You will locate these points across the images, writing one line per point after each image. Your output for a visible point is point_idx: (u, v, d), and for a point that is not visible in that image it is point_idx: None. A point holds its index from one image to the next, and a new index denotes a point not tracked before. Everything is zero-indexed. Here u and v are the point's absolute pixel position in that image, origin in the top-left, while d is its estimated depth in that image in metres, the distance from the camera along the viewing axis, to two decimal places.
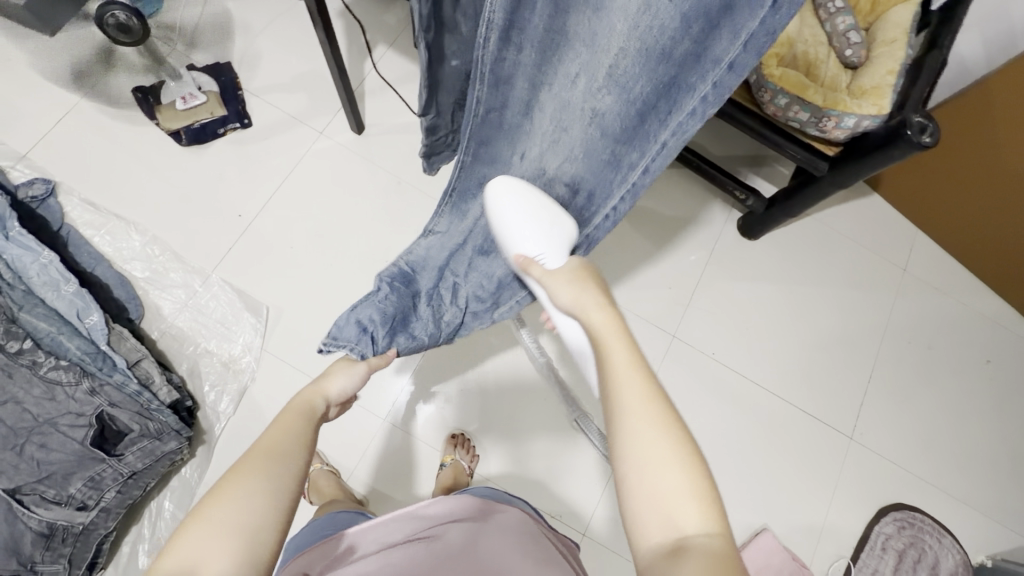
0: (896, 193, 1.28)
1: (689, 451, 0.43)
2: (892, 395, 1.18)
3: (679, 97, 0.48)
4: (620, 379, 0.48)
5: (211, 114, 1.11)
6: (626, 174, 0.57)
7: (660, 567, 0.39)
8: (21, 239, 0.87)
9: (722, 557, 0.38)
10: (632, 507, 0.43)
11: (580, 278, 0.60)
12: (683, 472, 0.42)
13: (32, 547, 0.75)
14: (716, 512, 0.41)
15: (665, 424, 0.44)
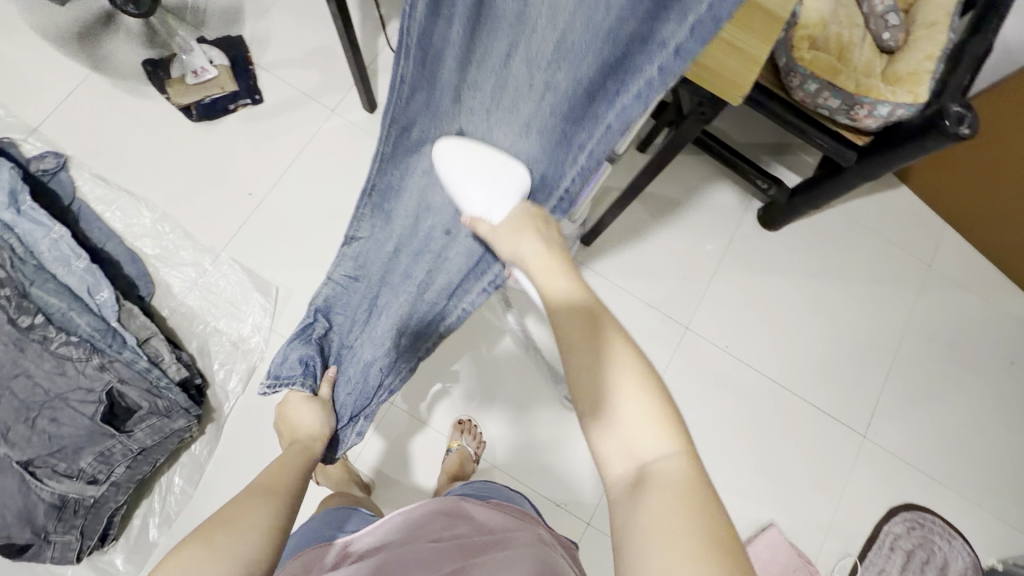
0: (927, 187, 1.23)
1: (644, 371, 0.41)
2: (909, 395, 1.15)
3: (621, 82, 0.43)
4: (569, 315, 0.46)
5: (222, 89, 1.09)
6: (577, 155, 0.50)
7: (628, 497, 0.37)
8: (32, 213, 0.88)
9: (683, 483, 0.36)
10: (599, 444, 0.40)
11: (521, 226, 0.54)
12: (639, 403, 0.40)
13: (46, 518, 0.77)
14: (677, 434, 0.39)
15: (619, 356, 0.42)
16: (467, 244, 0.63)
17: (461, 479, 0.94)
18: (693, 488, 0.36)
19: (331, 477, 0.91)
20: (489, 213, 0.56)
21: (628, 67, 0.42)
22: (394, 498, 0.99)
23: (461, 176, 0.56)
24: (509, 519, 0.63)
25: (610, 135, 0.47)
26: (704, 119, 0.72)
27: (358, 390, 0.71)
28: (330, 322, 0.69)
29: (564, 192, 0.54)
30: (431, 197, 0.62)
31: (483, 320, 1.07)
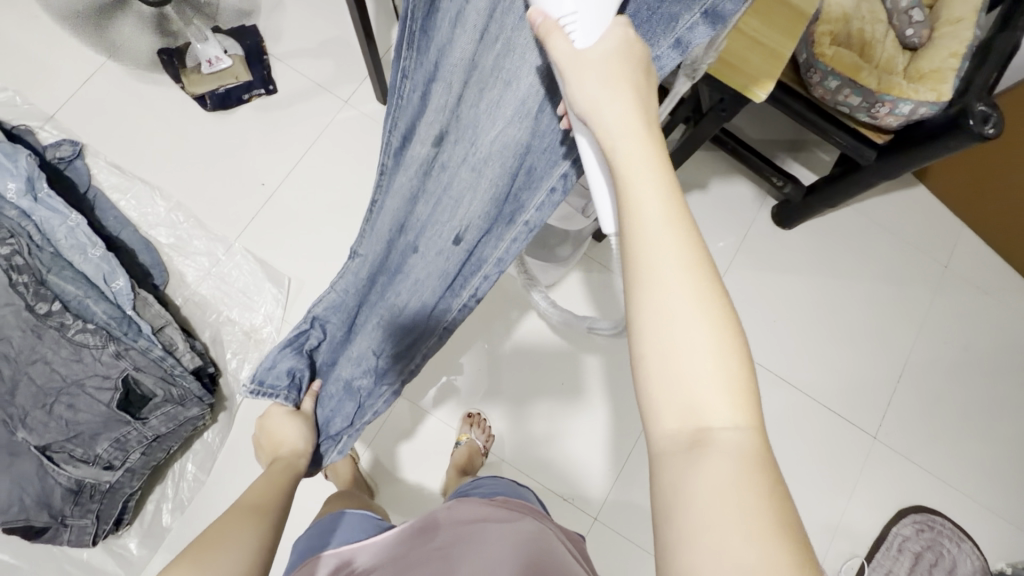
0: (944, 187, 1.21)
1: (720, 309, 0.31)
2: (921, 399, 1.14)
3: (663, 27, 0.38)
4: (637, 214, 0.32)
5: (236, 78, 1.09)
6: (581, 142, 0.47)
7: (677, 465, 0.29)
8: (49, 202, 0.90)
9: (753, 461, 0.28)
10: (649, 385, 0.31)
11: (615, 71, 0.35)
12: (711, 351, 0.30)
13: (63, 502, 0.79)
14: (749, 398, 0.30)
15: (695, 283, 0.31)
16: (441, 264, 0.61)
17: (470, 473, 0.95)
18: (763, 470, 0.28)
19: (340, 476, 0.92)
20: (573, 31, 0.36)
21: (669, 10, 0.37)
22: (404, 490, 1.00)
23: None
24: (506, 513, 0.63)
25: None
26: (723, 116, 0.71)
27: (339, 410, 0.70)
28: (316, 329, 0.68)
29: (524, 223, 0.54)
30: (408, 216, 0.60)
31: (494, 315, 1.08)
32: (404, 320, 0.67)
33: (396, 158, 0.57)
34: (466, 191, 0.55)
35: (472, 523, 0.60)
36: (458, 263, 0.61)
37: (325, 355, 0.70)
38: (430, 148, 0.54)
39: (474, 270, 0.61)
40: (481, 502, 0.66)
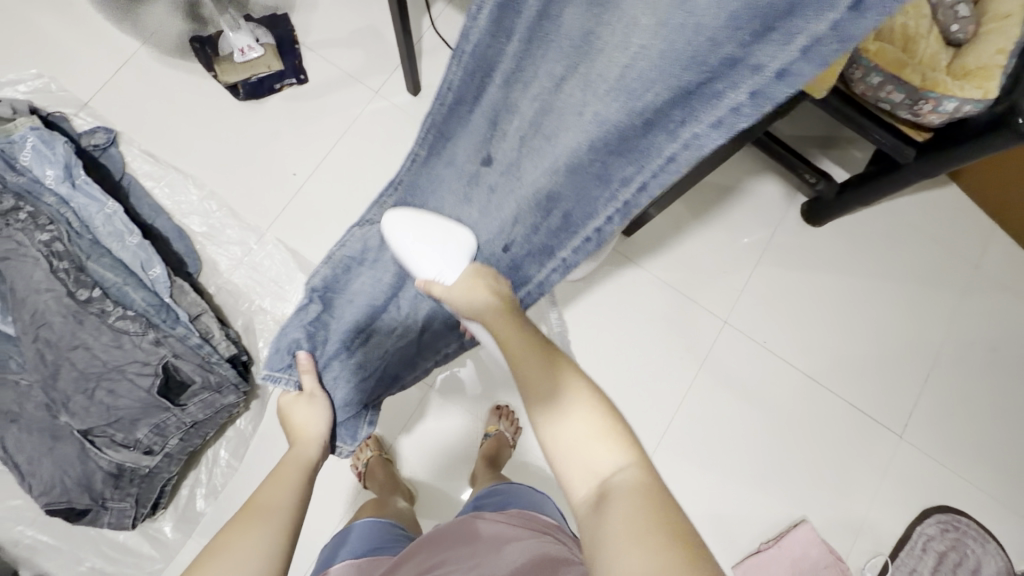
0: (977, 188, 1.20)
1: (591, 398, 0.49)
2: (949, 399, 1.14)
3: (707, 105, 0.40)
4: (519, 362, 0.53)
5: (269, 68, 1.08)
6: (617, 190, 0.49)
7: (592, 508, 0.43)
8: (87, 188, 0.91)
9: (636, 482, 0.42)
10: (563, 468, 0.47)
11: (476, 284, 0.60)
12: (592, 424, 0.47)
13: (103, 485, 0.80)
14: (623, 443, 0.46)
15: (568, 388, 0.50)
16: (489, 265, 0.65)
17: (499, 462, 0.96)
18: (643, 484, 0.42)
19: (377, 479, 0.94)
20: (442, 276, 0.61)
21: (716, 91, 0.39)
22: (433, 482, 1.01)
23: (416, 250, 0.62)
24: (516, 529, 0.64)
25: (674, 169, 0.45)
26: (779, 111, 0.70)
27: (359, 387, 0.69)
28: (323, 307, 0.67)
29: (563, 259, 0.59)
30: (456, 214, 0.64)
31: None
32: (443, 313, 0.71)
33: (446, 163, 0.61)
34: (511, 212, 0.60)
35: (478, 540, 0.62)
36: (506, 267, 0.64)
37: (340, 324, 0.68)
38: (476, 165, 0.60)
39: (518, 285, 0.64)
40: (498, 517, 0.68)
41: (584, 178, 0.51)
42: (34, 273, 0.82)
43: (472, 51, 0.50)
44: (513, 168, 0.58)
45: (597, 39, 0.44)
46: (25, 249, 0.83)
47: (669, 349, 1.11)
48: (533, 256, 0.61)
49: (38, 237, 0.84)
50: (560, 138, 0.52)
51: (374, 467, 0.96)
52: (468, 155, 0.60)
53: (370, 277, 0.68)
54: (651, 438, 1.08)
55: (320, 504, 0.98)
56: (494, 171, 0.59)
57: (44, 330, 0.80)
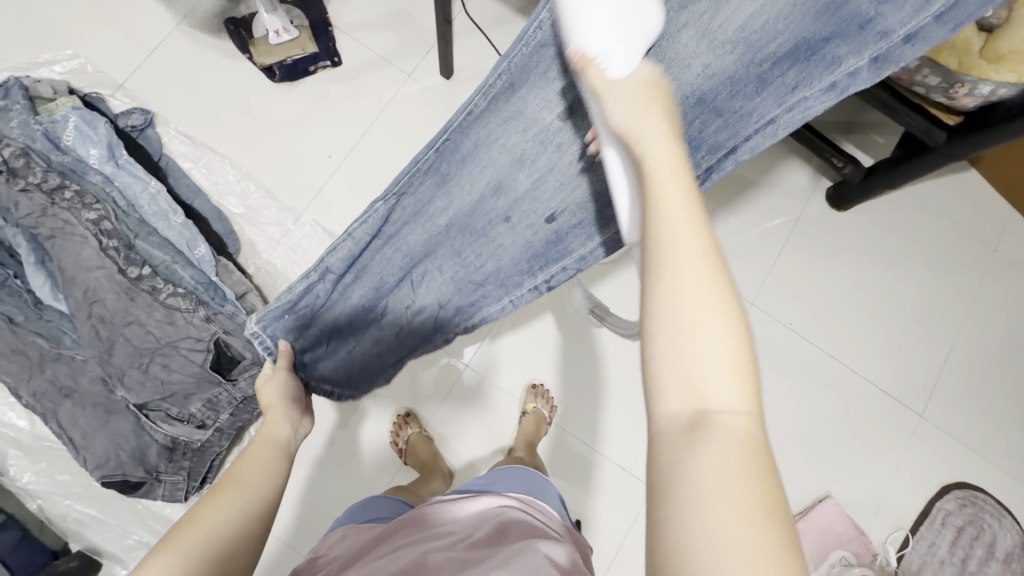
0: (998, 171, 1.22)
1: (731, 302, 0.32)
2: (966, 379, 1.17)
3: (822, 69, 0.50)
4: (663, 219, 0.33)
5: (303, 50, 1.09)
6: (703, 156, 0.56)
7: (674, 445, 0.30)
8: (131, 167, 0.92)
9: (751, 447, 0.29)
10: (659, 373, 0.32)
11: (648, 100, 0.39)
12: (721, 336, 0.31)
13: (158, 458, 0.83)
14: (753, 385, 0.31)
15: (706, 270, 0.32)
16: (528, 237, 0.63)
17: (535, 441, 0.98)
18: (760, 457, 0.29)
19: (420, 457, 0.97)
20: (607, 61, 0.40)
21: (835, 57, 0.49)
22: (472, 458, 1.03)
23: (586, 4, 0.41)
24: (468, 510, 0.63)
25: (770, 132, 0.54)
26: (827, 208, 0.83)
27: (371, 360, 0.73)
28: (333, 284, 0.63)
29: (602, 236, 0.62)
30: (507, 179, 0.59)
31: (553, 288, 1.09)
32: (466, 300, 0.69)
33: (510, 117, 0.55)
34: (570, 177, 0.59)
35: (427, 522, 0.60)
36: (543, 242, 0.64)
37: (333, 316, 0.67)
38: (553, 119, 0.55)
39: (556, 260, 0.65)
40: (497, 500, 0.64)
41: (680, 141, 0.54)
42: (83, 251, 0.83)
43: None
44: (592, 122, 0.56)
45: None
46: (72, 227, 0.84)
47: None
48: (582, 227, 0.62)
49: (85, 216, 0.84)
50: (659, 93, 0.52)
51: (415, 444, 0.98)
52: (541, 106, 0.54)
53: (393, 252, 0.63)
54: None
55: (361, 479, 1.00)
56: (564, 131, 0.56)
57: (97, 306, 0.81)
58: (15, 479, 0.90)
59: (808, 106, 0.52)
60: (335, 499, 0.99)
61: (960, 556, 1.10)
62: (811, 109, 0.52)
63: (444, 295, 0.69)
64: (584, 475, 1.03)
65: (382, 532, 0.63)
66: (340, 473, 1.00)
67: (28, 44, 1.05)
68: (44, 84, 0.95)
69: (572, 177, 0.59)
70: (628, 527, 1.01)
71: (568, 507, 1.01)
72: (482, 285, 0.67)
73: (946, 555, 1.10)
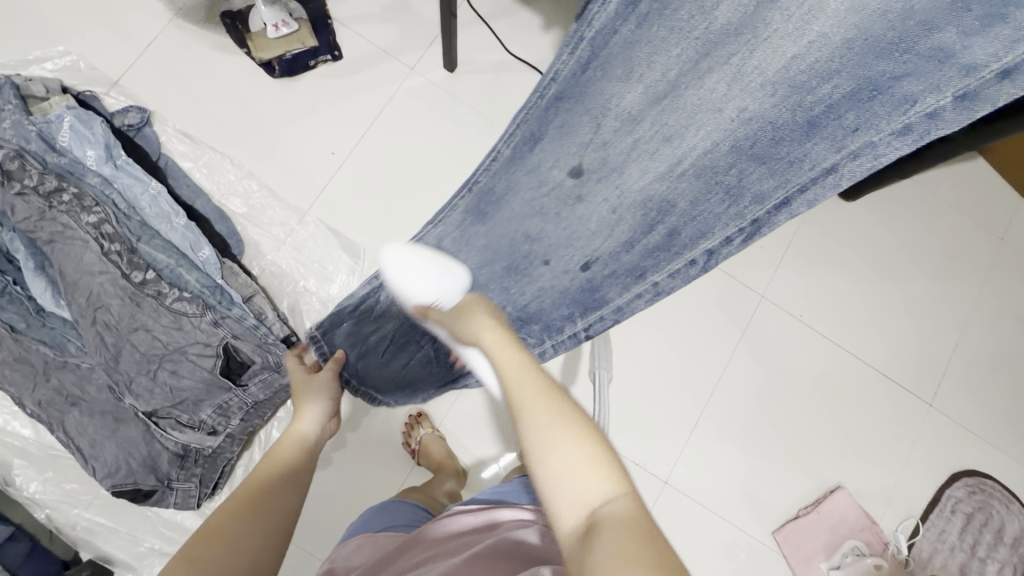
0: (1004, 160, 1.22)
1: (582, 425, 0.44)
2: (974, 367, 1.17)
3: (890, 110, 0.39)
4: (518, 381, 0.48)
5: (304, 44, 1.06)
6: (744, 207, 0.47)
7: (579, 547, 0.36)
8: (130, 169, 0.89)
9: (625, 518, 0.36)
10: (549, 493, 0.41)
11: (472, 309, 0.58)
12: (580, 445, 0.42)
13: (169, 466, 0.82)
14: (618, 474, 0.40)
15: (556, 409, 0.45)
16: (564, 283, 0.61)
17: None
18: (644, 525, 0.36)
19: (433, 457, 0.96)
20: (439, 301, 0.64)
21: (909, 96, 0.38)
22: (486, 456, 1.02)
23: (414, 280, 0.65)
24: (489, 524, 0.60)
25: (831, 179, 0.43)
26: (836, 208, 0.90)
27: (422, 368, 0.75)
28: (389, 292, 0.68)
29: (654, 285, 0.54)
30: (534, 225, 0.60)
31: None
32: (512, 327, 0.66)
33: (530, 170, 0.56)
34: (603, 224, 0.55)
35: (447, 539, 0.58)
36: (577, 284, 0.60)
37: (390, 318, 0.70)
38: (564, 177, 0.55)
39: (594, 308, 0.60)
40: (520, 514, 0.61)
41: (714, 192, 0.48)
42: (85, 256, 0.80)
43: (592, 38, 0.45)
44: (607, 176, 0.53)
45: (766, 25, 0.41)
46: (73, 232, 0.81)
47: (707, 324, 1.13)
48: (609, 280, 0.57)
49: (85, 219, 0.82)
50: (687, 137, 0.48)
51: (427, 444, 0.98)
52: (553, 161, 0.55)
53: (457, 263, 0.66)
54: (693, 411, 1.10)
55: (375, 480, 0.99)
56: (581, 185, 0.55)
57: (102, 313, 0.79)
58: (22, 489, 0.88)
59: (875, 154, 0.40)
60: (347, 502, 0.98)
61: (970, 543, 1.10)
62: (879, 159, 0.41)
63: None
64: None
65: (400, 543, 0.61)
66: (352, 476, 0.99)
67: (18, 41, 1.02)
68: (35, 82, 0.91)
69: (599, 230, 0.56)
70: None
71: None
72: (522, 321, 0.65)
73: (957, 542, 1.10)
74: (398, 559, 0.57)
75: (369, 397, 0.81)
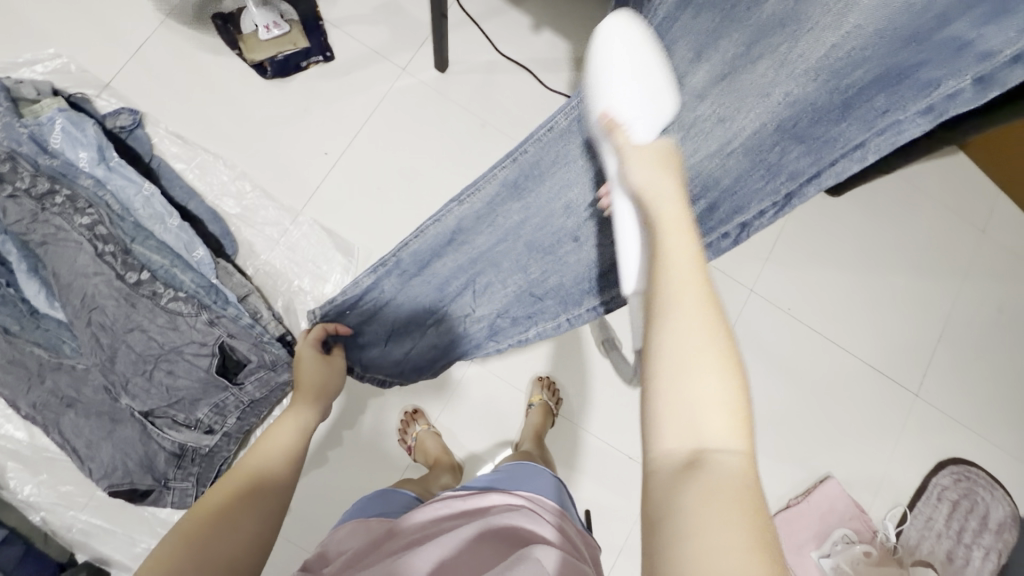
0: (984, 154, 1.25)
1: (728, 350, 0.35)
2: (958, 356, 1.20)
3: (915, 91, 0.50)
4: (674, 261, 0.38)
5: (295, 45, 1.07)
6: (779, 181, 0.59)
7: (672, 480, 0.32)
8: (122, 169, 0.88)
9: (741, 483, 0.31)
10: (661, 408, 0.34)
11: (661, 161, 0.46)
12: (720, 374, 0.34)
13: (166, 465, 0.82)
14: (744, 425, 0.34)
15: (708, 316, 0.36)
16: (595, 256, 0.68)
17: (542, 430, 0.98)
18: (752, 490, 0.31)
19: (429, 453, 0.97)
20: (633, 127, 0.50)
21: (931, 79, 0.49)
22: (481, 452, 1.03)
23: (621, 87, 0.52)
24: (479, 507, 0.60)
25: (858, 152, 0.55)
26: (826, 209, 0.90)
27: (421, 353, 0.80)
28: (397, 281, 0.72)
29: None
30: (573, 196, 0.64)
31: None
32: (537, 293, 0.72)
33: (562, 159, 0.62)
34: None
35: (438, 523, 0.59)
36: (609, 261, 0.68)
37: (394, 309, 0.75)
38: None
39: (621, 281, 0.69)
40: (508, 498, 0.61)
41: (761, 168, 0.59)
42: (79, 257, 0.80)
43: (658, 30, 0.55)
44: None
45: (810, 17, 0.51)
46: (66, 233, 0.81)
47: None
48: None
49: (79, 221, 0.82)
50: (741, 119, 0.57)
51: (423, 440, 0.98)
52: (601, 136, 0.60)
53: (455, 259, 0.69)
54: None
55: (371, 477, 1.00)
56: None
57: (96, 314, 0.79)
58: (17, 492, 0.88)
59: (901, 129, 0.52)
60: (344, 499, 0.98)
61: (956, 529, 1.13)
62: (904, 132, 0.52)
63: (502, 304, 0.75)
64: (592, 464, 1.05)
65: (391, 528, 0.61)
66: (347, 474, 0.99)
67: (8, 44, 1.01)
68: (26, 85, 0.92)
69: None
70: (636, 515, 1.04)
71: (577, 495, 1.03)
72: (542, 297, 0.73)
73: (942, 528, 1.13)
74: (392, 542, 0.57)
75: (376, 381, 0.85)
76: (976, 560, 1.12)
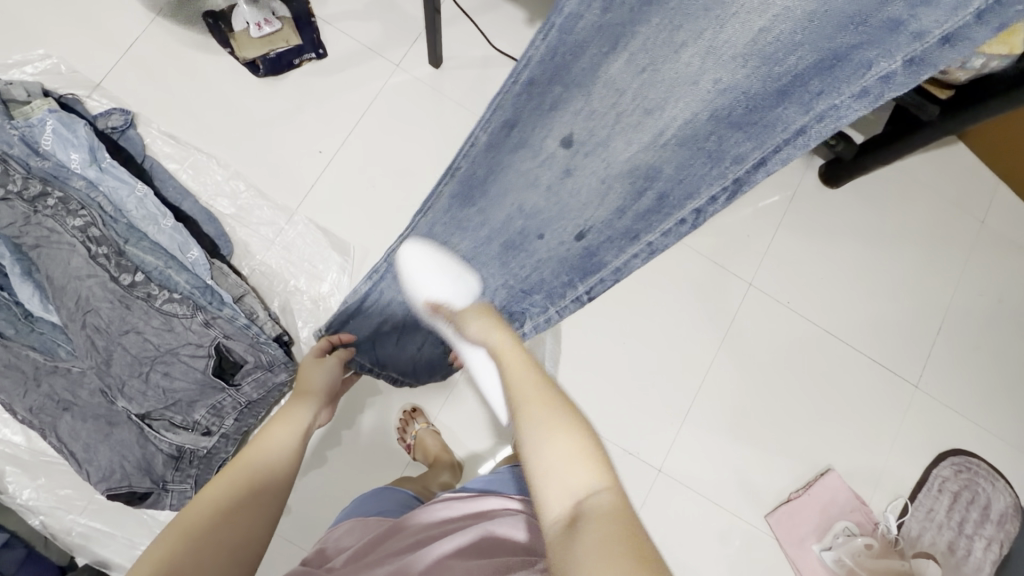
0: (983, 143, 1.24)
1: (574, 424, 0.46)
2: (958, 347, 1.19)
3: (852, 76, 0.43)
4: (519, 388, 0.51)
5: (287, 43, 1.06)
6: (725, 170, 0.51)
7: (564, 535, 0.39)
8: (114, 170, 0.87)
9: (612, 510, 0.39)
10: (542, 482, 0.43)
11: (481, 318, 0.64)
12: (570, 442, 0.45)
13: (164, 468, 0.82)
14: (604, 468, 0.43)
15: (554, 411, 0.48)
16: (562, 253, 0.64)
17: None
18: (622, 516, 0.39)
19: (429, 451, 0.97)
20: (451, 301, 0.67)
21: (866, 59, 0.42)
22: (481, 450, 1.03)
23: (427, 279, 0.68)
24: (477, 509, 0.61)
25: (801, 142, 0.47)
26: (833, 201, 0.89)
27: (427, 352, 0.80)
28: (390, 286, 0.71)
29: (648, 244, 0.58)
30: (526, 199, 0.62)
31: None
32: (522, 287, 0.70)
33: (517, 147, 0.56)
34: (593, 195, 0.58)
35: (437, 523, 0.59)
36: (578, 254, 0.64)
37: (378, 309, 0.74)
38: (556, 147, 0.56)
39: (593, 272, 0.65)
40: (504, 501, 0.62)
41: (699, 160, 0.51)
42: (72, 259, 0.80)
43: (562, 24, 0.46)
44: (598, 149, 0.55)
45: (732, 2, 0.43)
46: (58, 236, 0.81)
47: (697, 313, 1.14)
48: (609, 243, 0.61)
49: (71, 223, 0.82)
50: (670, 110, 0.50)
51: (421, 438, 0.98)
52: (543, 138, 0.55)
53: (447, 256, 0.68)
54: (685, 398, 1.11)
55: (371, 476, 1.00)
56: (572, 156, 0.56)
57: (91, 316, 0.79)
58: (15, 496, 0.88)
59: (839, 116, 0.44)
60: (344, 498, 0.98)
61: (958, 520, 1.13)
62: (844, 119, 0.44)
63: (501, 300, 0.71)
64: None
65: (389, 525, 0.62)
66: (347, 473, 0.99)
67: None
68: (16, 87, 0.91)
69: (594, 198, 0.58)
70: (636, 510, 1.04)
71: None
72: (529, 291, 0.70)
73: (944, 520, 1.13)
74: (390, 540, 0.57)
75: (390, 378, 0.85)
76: (978, 552, 1.12)
